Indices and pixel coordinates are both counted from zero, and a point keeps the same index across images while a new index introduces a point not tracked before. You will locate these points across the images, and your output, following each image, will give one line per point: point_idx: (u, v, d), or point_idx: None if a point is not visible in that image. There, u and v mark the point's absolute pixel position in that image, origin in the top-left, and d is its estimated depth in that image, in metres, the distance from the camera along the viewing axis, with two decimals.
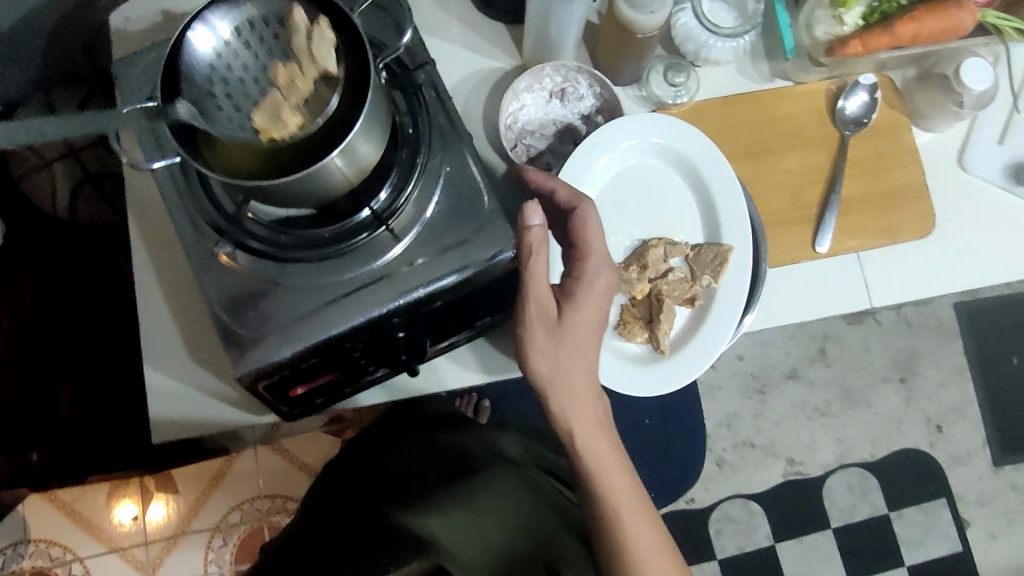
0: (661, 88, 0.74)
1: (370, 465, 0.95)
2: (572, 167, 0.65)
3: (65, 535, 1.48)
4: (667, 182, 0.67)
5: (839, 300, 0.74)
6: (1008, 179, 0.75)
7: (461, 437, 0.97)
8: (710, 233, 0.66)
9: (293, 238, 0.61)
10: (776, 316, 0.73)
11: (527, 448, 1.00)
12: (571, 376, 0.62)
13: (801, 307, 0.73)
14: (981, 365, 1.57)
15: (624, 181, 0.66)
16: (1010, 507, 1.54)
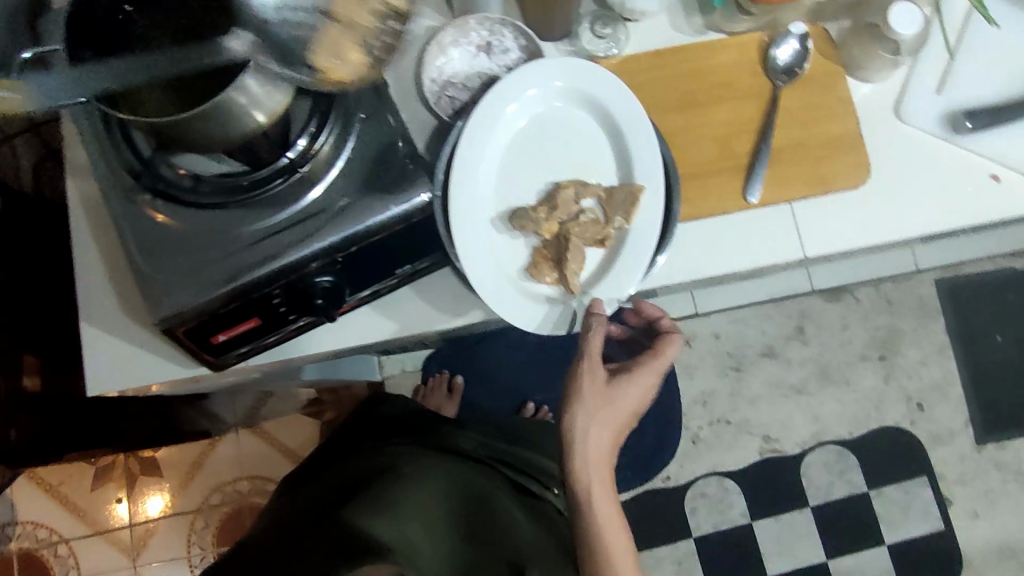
0: (591, 42, 0.74)
1: (326, 470, 0.91)
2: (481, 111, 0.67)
3: (51, 517, 1.51)
4: (581, 127, 0.69)
5: (771, 251, 0.73)
6: (944, 128, 0.74)
7: (424, 438, 0.97)
8: (623, 174, 0.69)
9: (213, 186, 0.63)
10: (707, 265, 0.73)
11: (483, 443, 1.01)
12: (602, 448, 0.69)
13: (732, 257, 0.73)
14: (965, 342, 1.52)
15: (534, 128, 0.69)
16: (993, 486, 1.49)
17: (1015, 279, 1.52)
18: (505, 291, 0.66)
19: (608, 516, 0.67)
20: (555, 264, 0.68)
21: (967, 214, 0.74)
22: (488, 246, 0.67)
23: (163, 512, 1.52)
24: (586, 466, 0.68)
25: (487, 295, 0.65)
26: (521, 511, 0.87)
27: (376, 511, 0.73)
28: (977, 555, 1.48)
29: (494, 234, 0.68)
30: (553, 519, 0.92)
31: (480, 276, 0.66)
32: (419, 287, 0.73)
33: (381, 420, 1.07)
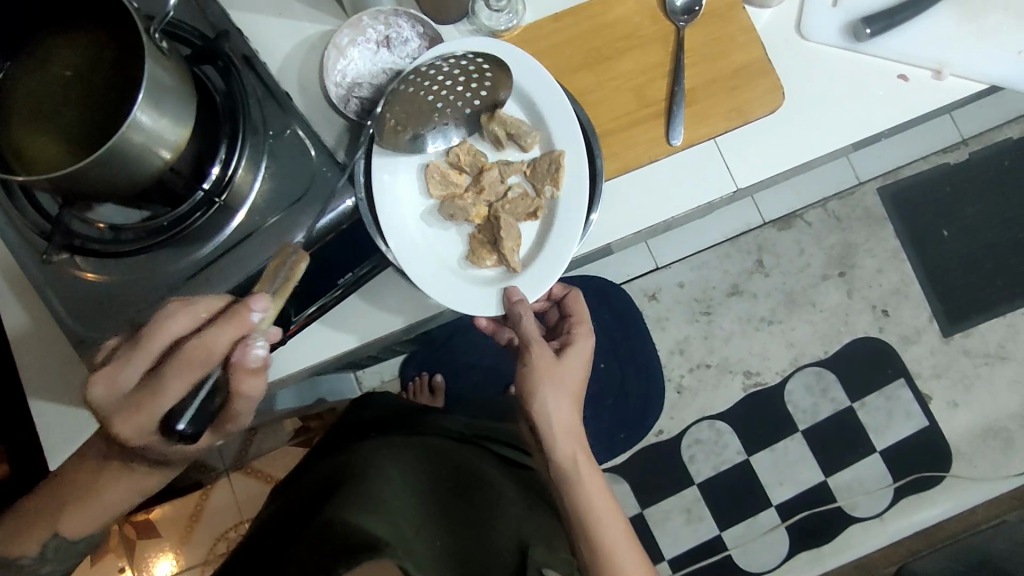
0: (491, 18, 0.74)
1: (308, 475, 0.89)
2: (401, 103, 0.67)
3: None
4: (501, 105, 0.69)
5: (703, 189, 0.75)
6: (845, 38, 0.76)
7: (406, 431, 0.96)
8: (544, 142, 0.69)
9: (134, 233, 0.62)
10: (645, 215, 0.75)
11: (468, 423, 1.03)
12: (569, 421, 0.72)
13: (667, 203, 0.75)
14: (916, 242, 1.56)
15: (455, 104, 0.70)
16: (966, 373, 1.54)
17: (951, 173, 1.56)
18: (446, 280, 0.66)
19: (592, 480, 0.72)
20: (492, 247, 0.68)
21: (883, 117, 0.76)
22: (427, 244, 0.68)
23: (173, 570, 1.49)
24: (554, 437, 0.72)
25: (430, 288, 0.65)
26: (512, 490, 0.88)
27: (367, 501, 0.71)
28: (964, 443, 1.52)
29: (426, 229, 0.68)
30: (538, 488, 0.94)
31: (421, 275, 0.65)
32: (367, 293, 0.72)
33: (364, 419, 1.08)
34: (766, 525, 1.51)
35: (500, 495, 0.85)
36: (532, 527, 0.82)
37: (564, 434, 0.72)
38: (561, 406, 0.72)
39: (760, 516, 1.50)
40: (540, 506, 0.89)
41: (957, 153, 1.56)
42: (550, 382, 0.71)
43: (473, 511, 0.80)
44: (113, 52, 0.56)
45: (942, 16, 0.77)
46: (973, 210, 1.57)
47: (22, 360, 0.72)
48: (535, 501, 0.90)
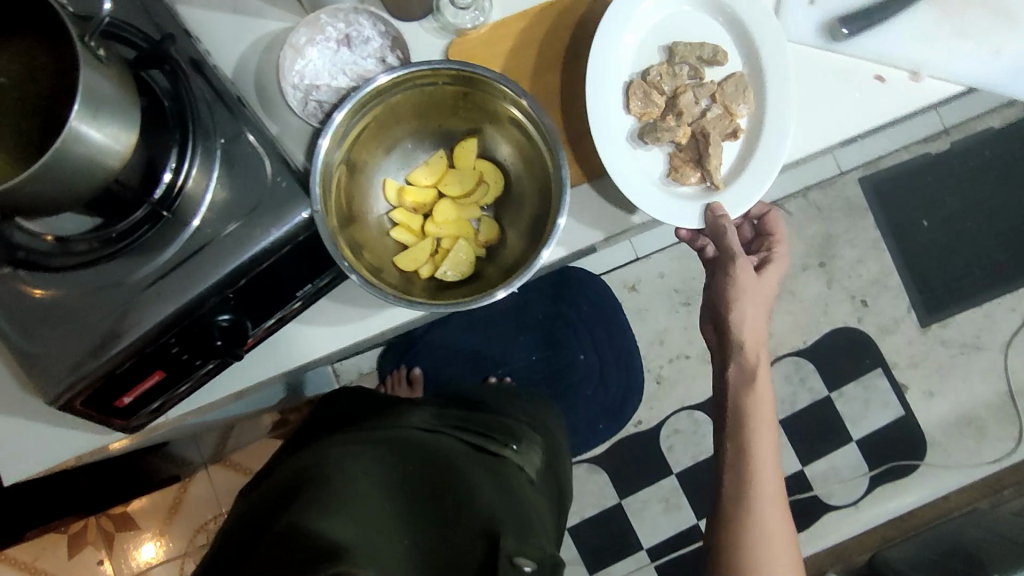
0: (455, 16, 0.70)
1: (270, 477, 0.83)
2: (610, 18, 0.71)
3: None
4: (700, 28, 0.74)
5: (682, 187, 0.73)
6: (823, 37, 0.74)
7: (377, 422, 0.91)
8: (749, 65, 0.74)
9: (80, 244, 0.59)
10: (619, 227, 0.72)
11: (436, 415, 0.96)
12: (758, 331, 0.79)
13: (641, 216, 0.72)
14: (897, 232, 1.56)
15: (661, 25, 0.74)
16: (942, 362, 1.55)
17: (933, 163, 1.56)
18: (457, 304, 0.62)
19: (763, 394, 0.78)
20: (698, 163, 0.73)
21: (860, 119, 0.74)
22: (634, 159, 0.73)
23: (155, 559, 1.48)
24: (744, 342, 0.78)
25: (639, 200, 0.70)
26: (485, 477, 0.82)
27: (328, 504, 0.65)
28: (940, 432, 1.54)
29: (634, 149, 0.73)
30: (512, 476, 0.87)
31: (427, 305, 0.62)
32: (335, 295, 0.70)
33: (336, 416, 1.04)
34: None
35: (472, 483, 0.78)
36: (508, 514, 0.75)
37: (749, 341, 0.78)
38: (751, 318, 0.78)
39: None
40: (514, 496, 0.82)
41: (939, 142, 1.56)
42: (750, 290, 0.78)
43: (441, 504, 0.73)
44: (50, 58, 0.54)
45: (923, 14, 0.75)
46: (954, 200, 1.56)
47: None
48: (509, 489, 0.83)
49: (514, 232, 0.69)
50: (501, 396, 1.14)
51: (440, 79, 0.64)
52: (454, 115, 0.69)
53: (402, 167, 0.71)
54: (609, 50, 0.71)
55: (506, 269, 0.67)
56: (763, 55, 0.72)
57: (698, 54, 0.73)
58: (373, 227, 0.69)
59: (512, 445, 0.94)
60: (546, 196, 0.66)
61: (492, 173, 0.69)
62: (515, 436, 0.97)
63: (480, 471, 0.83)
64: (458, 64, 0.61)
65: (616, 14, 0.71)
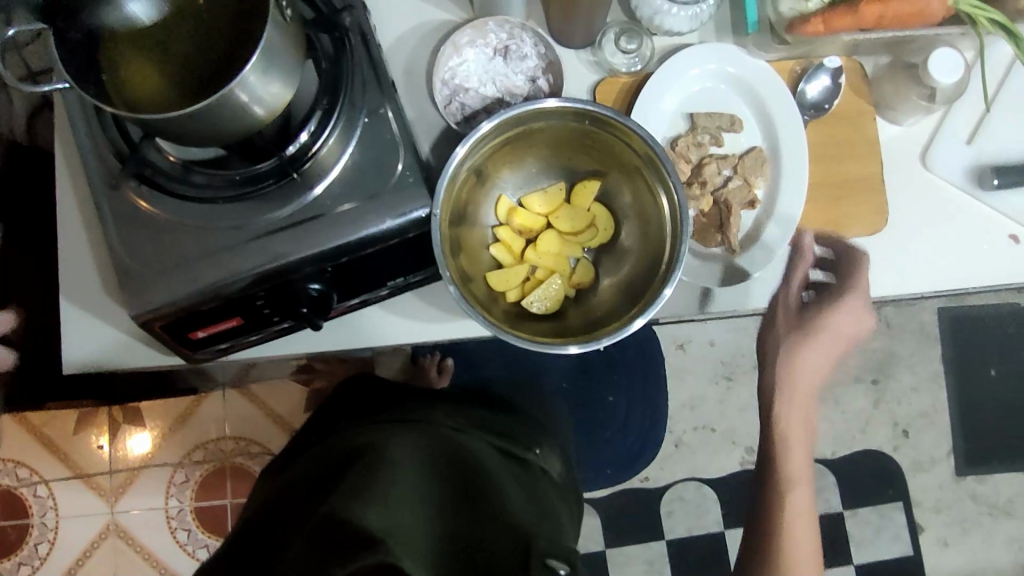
0: (613, 56, 0.71)
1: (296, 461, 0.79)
2: (651, 86, 0.70)
3: (34, 457, 1.42)
4: (731, 106, 0.72)
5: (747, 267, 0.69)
6: (971, 181, 0.72)
7: (402, 412, 0.86)
8: (771, 147, 0.71)
9: (204, 178, 0.61)
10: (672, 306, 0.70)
11: (463, 412, 0.92)
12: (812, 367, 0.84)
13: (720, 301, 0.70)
14: (960, 374, 1.51)
15: (703, 96, 0.71)
16: (966, 516, 1.50)
17: (1019, 315, 1.50)
18: (541, 344, 0.62)
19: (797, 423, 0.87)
20: (719, 229, 0.70)
21: (982, 273, 0.72)
22: None
23: (145, 455, 1.43)
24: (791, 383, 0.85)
25: None
26: (513, 481, 0.77)
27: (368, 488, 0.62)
28: None
29: None
30: (537, 486, 0.83)
31: (511, 336, 0.62)
32: (422, 292, 0.71)
33: (360, 404, 1.00)
34: None
35: (503, 484, 0.73)
36: (538, 520, 0.71)
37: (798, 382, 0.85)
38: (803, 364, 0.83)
39: None
40: (540, 506, 0.77)
41: None
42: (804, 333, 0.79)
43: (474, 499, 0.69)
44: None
45: None
46: None
47: (67, 254, 0.73)
48: (536, 499, 0.78)
49: (608, 282, 0.69)
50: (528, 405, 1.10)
51: (582, 118, 0.63)
52: (585, 154, 0.68)
53: (518, 185, 0.71)
54: (645, 111, 0.70)
55: (592, 317, 0.68)
56: (796, 151, 0.70)
57: (721, 129, 0.70)
58: (477, 237, 0.69)
59: (532, 453, 0.89)
60: (659, 252, 0.65)
61: (606, 221, 0.69)
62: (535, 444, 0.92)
63: (509, 476, 0.78)
64: (608, 111, 0.61)
65: (659, 80, 0.70)
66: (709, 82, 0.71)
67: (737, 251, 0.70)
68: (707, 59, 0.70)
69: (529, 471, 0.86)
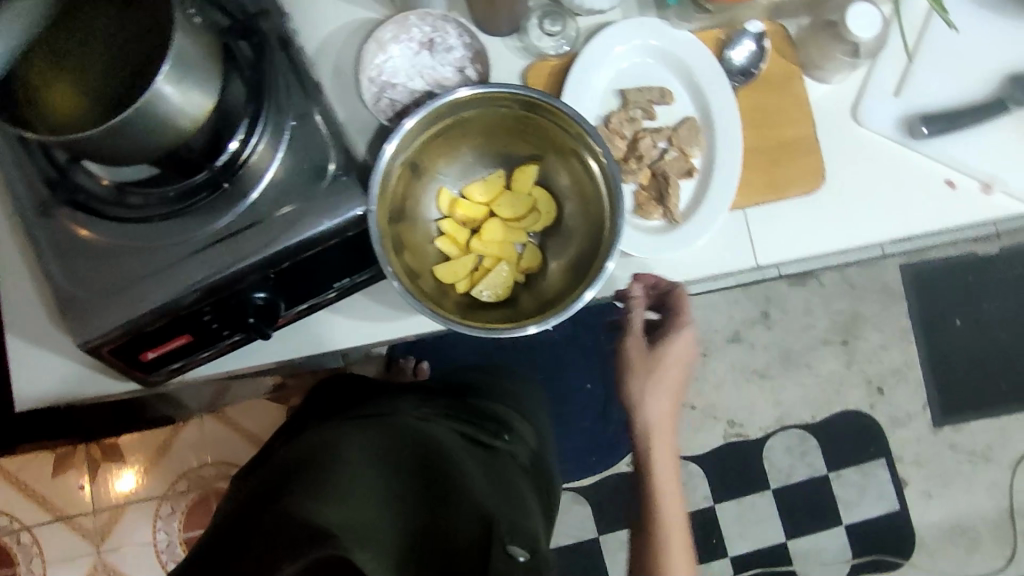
0: (540, 40, 0.71)
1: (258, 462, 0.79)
2: (579, 66, 0.70)
3: (12, 505, 1.39)
4: (661, 79, 0.72)
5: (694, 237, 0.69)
6: (901, 132, 0.73)
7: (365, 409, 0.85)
8: (704, 116, 0.72)
9: (138, 198, 0.60)
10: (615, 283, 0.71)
11: (430, 403, 0.92)
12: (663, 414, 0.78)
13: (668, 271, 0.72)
14: (926, 327, 1.53)
15: (632, 71, 0.72)
16: (946, 467, 1.53)
17: (977, 265, 1.53)
18: (491, 329, 0.62)
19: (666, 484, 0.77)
20: (659, 201, 0.70)
21: (920, 221, 0.73)
22: None
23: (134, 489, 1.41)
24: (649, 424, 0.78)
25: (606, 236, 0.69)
26: (476, 466, 0.77)
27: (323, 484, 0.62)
28: (930, 535, 1.51)
29: None
30: (505, 469, 0.83)
31: (460, 325, 0.62)
32: (371, 291, 0.71)
33: (329, 404, 1.00)
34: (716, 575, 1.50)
35: (463, 469, 0.73)
36: (500, 503, 0.71)
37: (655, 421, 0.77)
38: (653, 399, 0.77)
39: (712, 565, 1.50)
40: (506, 489, 0.77)
41: (988, 246, 1.53)
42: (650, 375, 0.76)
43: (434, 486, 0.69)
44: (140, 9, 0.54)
45: (1006, 130, 0.74)
46: (991, 306, 1.53)
47: (9, 289, 0.72)
48: (502, 482, 0.78)
49: (555, 265, 0.69)
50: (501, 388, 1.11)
51: (513, 103, 0.63)
52: (518, 139, 0.68)
53: (458, 177, 0.71)
54: (576, 90, 0.70)
55: (542, 301, 0.67)
56: (728, 117, 0.71)
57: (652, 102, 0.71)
58: (419, 231, 0.69)
59: (500, 437, 0.90)
60: (600, 228, 0.65)
61: (548, 204, 0.69)
62: (503, 429, 0.92)
63: (472, 461, 0.78)
64: (533, 91, 0.61)
65: (587, 59, 0.70)
66: (638, 57, 0.72)
67: (680, 222, 0.70)
68: (633, 35, 0.71)
69: (497, 455, 0.86)
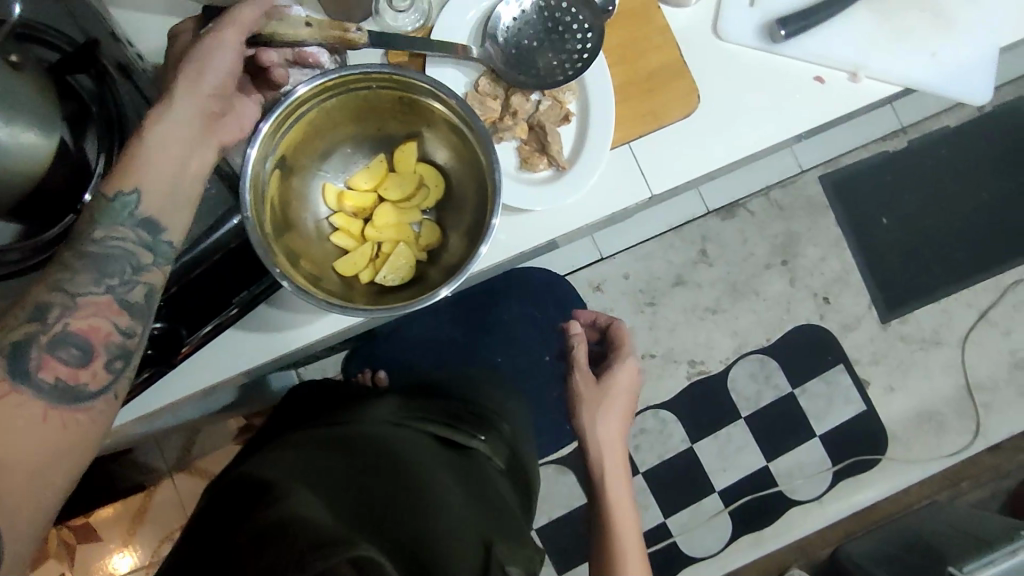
0: (395, 19, 0.71)
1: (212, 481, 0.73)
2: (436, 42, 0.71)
3: None
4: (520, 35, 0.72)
5: (585, 179, 0.70)
6: (762, 39, 0.75)
7: (332, 420, 0.82)
8: None
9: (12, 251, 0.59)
10: (518, 241, 0.72)
11: (403, 407, 0.90)
12: (613, 437, 0.86)
13: (568, 217, 0.73)
14: (855, 231, 1.58)
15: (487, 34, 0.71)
16: (902, 358, 1.58)
17: (890, 161, 1.58)
18: (396, 311, 0.61)
19: (620, 497, 0.82)
20: (544, 151, 0.70)
21: (800, 121, 0.76)
22: None
23: (119, 566, 1.37)
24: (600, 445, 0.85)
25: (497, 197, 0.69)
26: (454, 474, 0.76)
27: (307, 492, 0.59)
28: (901, 426, 1.57)
29: None
30: (482, 472, 0.82)
31: (365, 314, 0.61)
32: (277, 301, 0.69)
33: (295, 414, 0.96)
34: (709, 512, 1.53)
35: (442, 480, 0.72)
36: (480, 516, 0.70)
37: (606, 439, 0.85)
38: (604, 424, 0.86)
39: (704, 503, 1.53)
40: (486, 498, 0.76)
41: (895, 141, 1.58)
42: (595, 399, 0.88)
43: (417, 492, 0.67)
44: None
45: (862, 16, 0.77)
46: (911, 198, 1.59)
47: None
48: (481, 490, 0.77)
49: (454, 234, 0.69)
50: (468, 389, 1.09)
51: (372, 84, 0.62)
52: (393, 119, 0.68)
53: (339, 171, 0.71)
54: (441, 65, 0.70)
55: (447, 271, 0.67)
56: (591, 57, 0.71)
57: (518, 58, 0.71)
58: (312, 232, 0.68)
59: (478, 437, 0.89)
60: (485, 192, 0.65)
61: (433, 177, 0.69)
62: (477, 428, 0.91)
63: (450, 468, 0.77)
64: (390, 69, 0.60)
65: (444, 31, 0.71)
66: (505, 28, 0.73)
67: (568, 168, 0.71)
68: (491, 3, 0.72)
69: (472, 456, 0.85)
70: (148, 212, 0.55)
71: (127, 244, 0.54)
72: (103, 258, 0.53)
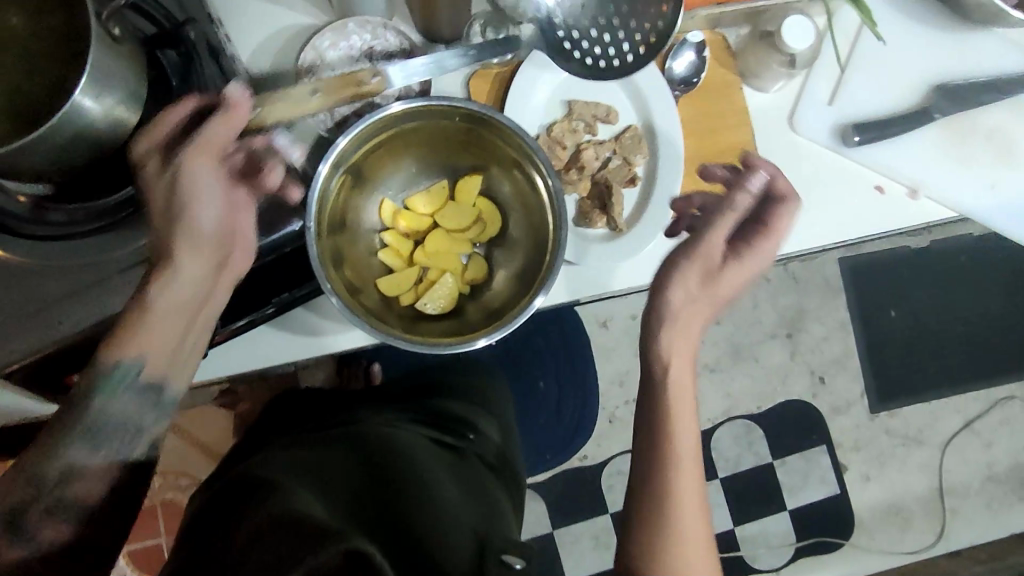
0: (481, 48, 0.70)
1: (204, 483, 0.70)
2: (520, 82, 0.70)
3: None
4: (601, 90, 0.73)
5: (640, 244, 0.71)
6: (834, 140, 0.75)
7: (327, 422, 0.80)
8: (643, 124, 0.73)
9: (66, 213, 0.58)
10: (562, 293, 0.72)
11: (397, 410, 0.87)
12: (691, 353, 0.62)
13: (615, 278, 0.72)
14: (863, 318, 1.60)
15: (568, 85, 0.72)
16: (882, 449, 1.60)
17: (911, 258, 1.60)
18: (435, 345, 0.60)
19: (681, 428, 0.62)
20: (605, 209, 0.71)
21: (853, 225, 0.76)
22: None
23: None
24: (677, 358, 0.60)
25: None
26: (450, 476, 0.75)
27: (305, 493, 0.58)
28: (868, 516, 1.59)
29: None
30: (476, 477, 0.80)
31: (404, 342, 0.60)
32: (314, 306, 0.69)
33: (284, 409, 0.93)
34: None
35: (439, 482, 0.70)
36: (475, 517, 0.69)
37: (683, 355, 0.61)
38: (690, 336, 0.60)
39: None
40: (480, 501, 0.75)
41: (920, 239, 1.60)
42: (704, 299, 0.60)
43: (414, 496, 0.65)
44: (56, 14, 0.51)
45: (933, 135, 0.78)
46: (924, 297, 1.60)
47: None
48: (475, 493, 0.76)
49: (502, 274, 0.69)
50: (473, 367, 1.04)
51: (454, 116, 0.62)
52: (462, 149, 0.67)
53: (398, 188, 0.71)
54: (521, 106, 0.71)
55: (488, 311, 0.66)
56: (666, 127, 0.72)
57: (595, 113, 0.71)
58: (362, 244, 0.68)
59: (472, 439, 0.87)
60: (544, 240, 0.64)
61: (490, 215, 0.69)
62: (467, 426, 0.89)
63: (445, 470, 0.75)
64: (476, 106, 0.60)
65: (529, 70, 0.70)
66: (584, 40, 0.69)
67: (625, 231, 0.71)
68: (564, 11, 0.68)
69: (466, 458, 0.83)
70: (149, 376, 0.53)
71: (126, 411, 0.53)
72: (108, 418, 0.52)
